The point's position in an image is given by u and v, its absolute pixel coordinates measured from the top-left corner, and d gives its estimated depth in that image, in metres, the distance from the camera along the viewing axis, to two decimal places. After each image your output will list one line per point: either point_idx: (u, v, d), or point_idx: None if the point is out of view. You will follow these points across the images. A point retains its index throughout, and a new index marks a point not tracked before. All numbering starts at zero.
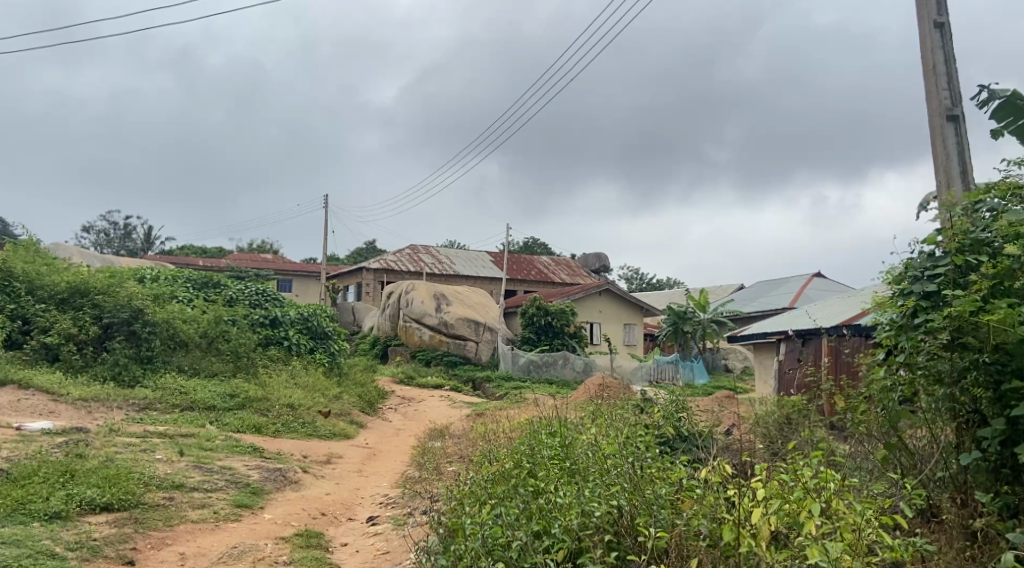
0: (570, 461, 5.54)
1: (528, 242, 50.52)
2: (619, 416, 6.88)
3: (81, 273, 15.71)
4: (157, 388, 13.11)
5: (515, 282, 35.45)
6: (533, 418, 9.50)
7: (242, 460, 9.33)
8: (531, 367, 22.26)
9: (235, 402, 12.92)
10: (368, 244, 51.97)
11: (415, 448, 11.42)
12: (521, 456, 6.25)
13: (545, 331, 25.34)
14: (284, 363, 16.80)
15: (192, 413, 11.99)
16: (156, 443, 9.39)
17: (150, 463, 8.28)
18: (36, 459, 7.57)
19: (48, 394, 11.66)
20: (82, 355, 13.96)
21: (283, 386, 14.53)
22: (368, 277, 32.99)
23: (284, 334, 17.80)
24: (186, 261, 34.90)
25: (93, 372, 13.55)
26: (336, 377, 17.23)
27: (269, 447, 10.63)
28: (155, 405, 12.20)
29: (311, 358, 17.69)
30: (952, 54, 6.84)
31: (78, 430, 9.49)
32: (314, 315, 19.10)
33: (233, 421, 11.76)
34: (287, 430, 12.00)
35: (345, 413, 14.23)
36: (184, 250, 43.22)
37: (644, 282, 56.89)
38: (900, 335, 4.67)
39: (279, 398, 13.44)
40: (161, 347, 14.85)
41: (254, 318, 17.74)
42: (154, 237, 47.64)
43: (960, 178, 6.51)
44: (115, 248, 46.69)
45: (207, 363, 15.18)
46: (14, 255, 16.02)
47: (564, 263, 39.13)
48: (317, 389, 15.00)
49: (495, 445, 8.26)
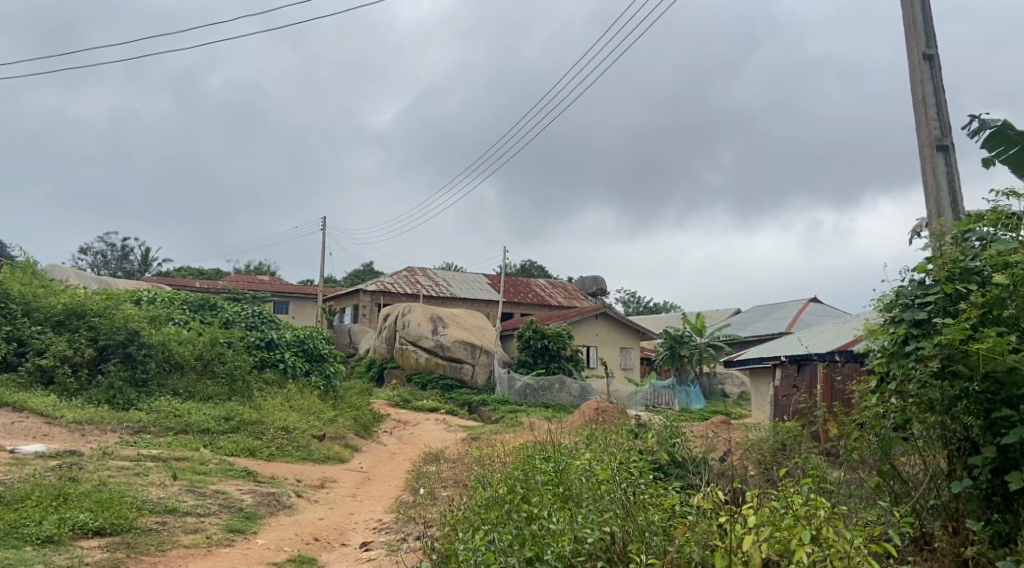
0: (564, 486, 5.53)
1: (525, 265, 50.66)
2: (614, 441, 6.88)
3: (78, 295, 15.72)
4: (152, 411, 13.07)
5: (512, 305, 35.47)
6: (528, 443, 9.49)
7: (235, 484, 9.29)
8: (528, 391, 22.20)
9: (229, 425, 12.88)
10: (366, 266, 52.09)
11: (411, 472, 11.37)
12: (515, 482, 6.25)
13: (542, 355, 25.32)
14: (280, 386, 16.76)
15: (186, 437, 11.95)
16: (150, 467, 9.36)
17: (143, 488, 8.24)
18: (29, 482, 7.54)
19: (43, 417, 11.62)
20: (77, 378, 13.92)
21: (278, 409, 14.48)
22: (365, 299, 33.01)
23: (280, 356, 17.77)
24: (183, 283, 34.92)
25: (88, 395, 13.52)
26: (332, 400, 17.19)
27: (263, 470, 10.59)
28: (150, 428, 12.16)
29: (307, 381, 17.65)
30: (941, 86, 6.96)
31: (72, 453, 9.46)
32: (311, 337, 19.08)
33: (227, 445, 11.72)
34: (281, 453, 11.96)
35: (341, 437, 14.19)
36: (181, 272, 43.27)
37: (642, 305, 56.93)
38: (892, 362, 4.70)
39: (274, 421, 13.40)
40: (156, 369, 14.83)
41: (250, 341, 17.73)
42: (152, 259, 47.68)
43: (951, 207, 6.59)
44: (113, 269, 46.75)
45: (202, 386, 15.13)
46: (11, 277, 16.04)
47: (562, 286, 39.17)
48: (312, 412, 14.95)
49: (491, 470, 8.24)
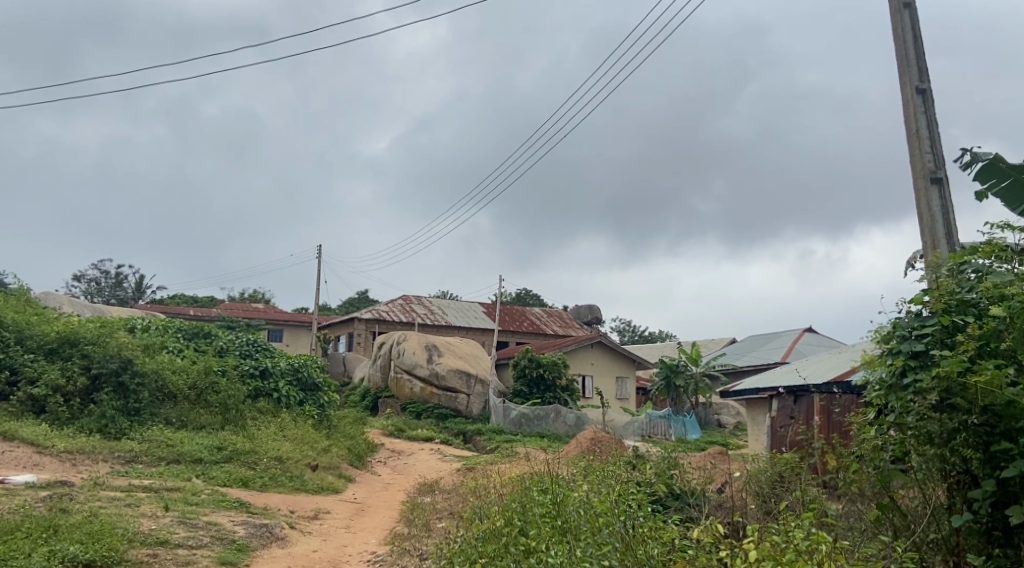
0: (561, 519, 5.47)
1: (521, 294, 50.73)
2: (611, 472, 6.86)
3: (72, 323, 15.65)
4: (144, 441, 12.95)
5: (508, 334, 35.40)
6: (524, 473, 9.43)
7: (227, 516, 9.18)
8: (523, 420, 22.08)
9: (222, 454, 12.76)
10: (361, 294, 52.09)
11: (405, 504, 11.25)
12: (511, 514, 6.20)
13: (537, 384, 25.22)
14: (273, 415, 16.63)
15: (178, 467, 11.84)
16: (141, 498, 9.25)
17: (134, 519, 8.13)
18: (19, 513, 7.44)
19: (34, 446, 11.50)
20: (69, 407, 13.81)
21: (271, 438, 14.37)
22: (359, 327, 32.94)
23: (274, 385, 17.67)
24: (177, 311, 34.79)
25: (79, 424, 13.41)
26: (326, 429, 17.06)
27: (256, 501, 10.48)
28: (142, 458, 12.04)
29: (300, 410, 17.53)
30: (934, 120, 7.04)
31: (62, 484, 9.35)
32: (305, 366, 18.98)
33: (220, 475, 11.60)
34: (274, 484, 11.84)
35: (335, 466, 14.05)
36: (175, 300, 43.19)
37: (637, 335, 56.94)
38: (890, 395, 4.69)
39: (267, 451, 13.28)
40: (149, 398, 14.73)
41: (244, 370, 17.63)
42: (146, 287, 47.59)
43: (945, 239, 6.65)
44: (106, 297, 46.57)
45: (195, 415, 15.01)
46: (5, 304, 15.96)
47: (558, 315, 39.17)
48: (306, 442, 14.83)
49: (486, 502, 8.16)
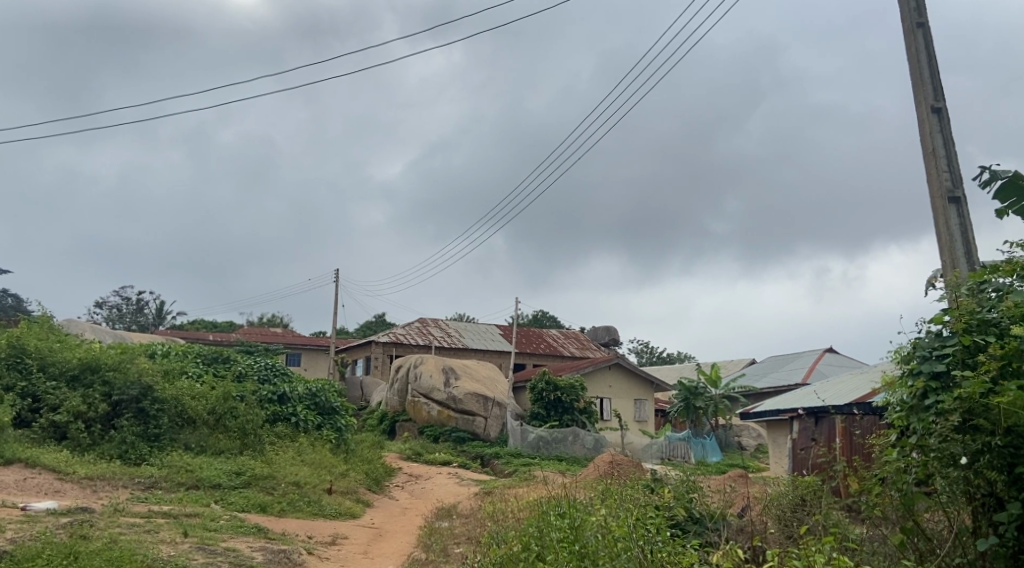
0: (579, 544, 5.41)
1: (537, 316, 50.75)
2: (629, 496, 6.80)
3: (93, 349, 15.80)
4: (163, 466, 13.01)
5: (525, 356, 35.33)
6: (543, 497, 9.37)
7: (246, 541, 9.18)
8: (541, 443, 21.96)
9: (240, 480, 12.79)
10: (379, 317, 52.37)
11: (423, 528, 11.21)
12: (529, 539, 6.15)
13: (555, 406, 25.10)
14: (291, 440, 16.67)
15: (196, 492, 11.87)
16: (161, 524, 9.28)
17: (153, 545, 8.15)
18: (40, 540, 7.49)
19: (54, 473, 11.58)
20: (90, 433, 13.94)
21: (289, 463, 14.40)
22: (376, 350, 33.00)
23: (292, 410, 17.72)
24: (197, 336, 35.09)
25: (100, 450, 13.53)
26: (343, 453, 17.07)
27: (274, 527, 10.46)
28: (161, 484, 12.09)
29: (318, 434, 17.56)
30: (950, 139, 7.01)
31: (83, 510, 9.40)
32: (323, 390, 19.04)
33: (239, 501, 11.62)
34: (292, 509, 11.82)
35: (352, 491, 14.02)
36: (193, 325, 43.57)
37: (655, 356, 56.73)
38: (912, 416, 4.62)
39: (285, 476, 13.29)
40: (168, 424, 14.82)
41: (262, 395, 17.70)
42: (166, 313, 48.12)
43: (965, 258, 6.60)
44: (127, 323, 47.06)
45: (214, 441, 15.10)
46: (28, 332, 16.16)
47: (575, 337, 39.04)
48: (324, 466, 14.83)
49: (504, 526, 8.10)
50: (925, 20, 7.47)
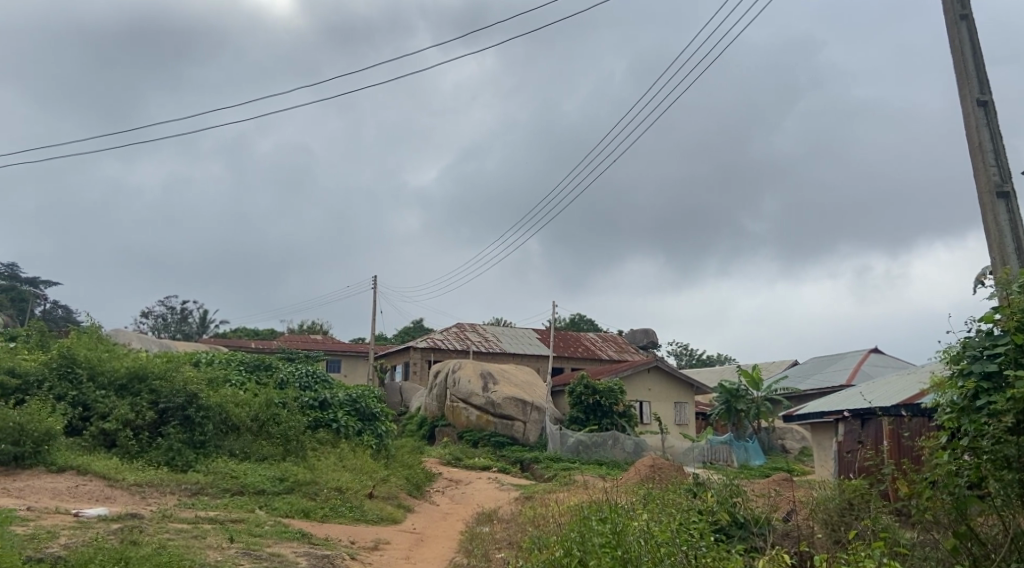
0: (621, 548, 5.38)
1: (574, 319, 50.67)
2: (671, 500, 6.75)
3: (140, 358, 16.16)
4: (209, 473, 13.26)
5: (563, 360, 35.26)
6: (583, 501, 9.36)
7: (290, 546, 9.30)
8: (580, 448, 21.87)
9: (284, 485, 12.97)
10: (416, 323, 52.80)
11: (464, 533, 11.24)
12: (570, 544, 6.13)
13: (594, 410, 24.99)
14: (332, 446, 16.84)
15: (241, 498, 12.07)
16: (207, 529, 9.45)
17: (200, 550, 8.29)
18: (92, 546, 7.68)
19: (105, 480, 11.86)
20: (138, 440, 14.26)
21: (331, 469, 14.55)
22: (415, 355, 33.19)
23: (333, 416, 17.90)
24: (240, 344, 35.74)
25: (148, 457, 13.84)
26: (383, 459, 17.20)
27: (317, 532, 10.58)
28: (207, 490, 12.31)
29: (359, 440, 17.74)
30: (998, 133, 6.82)
31: (133, 516, 9.61)
32: (363, 397, 19.20)
33: (283, 506, 11.78)
34: (334, 514, 11.94)
35: (393, 496, 14.12)
36: (236, 333, 44.38)
37: (694, 358, 56.22)
38: (963, 417, 4.50)
39: (327, 481, 13.44)
40: (213, 431, 15.08)
41: (304, 401, 17.92)
42: (210, 321, 49.10)
43: (1016, 255, 6.40)
44: (172, 332, 48.14)
45: (257, 447, 15.34)
46: (78, 342, 16.61)
47: (613, 340, 38.83)
48: (364, 472, 14.95)
49: (545, 531, 8.06)
50: (969, 12, 7.27)
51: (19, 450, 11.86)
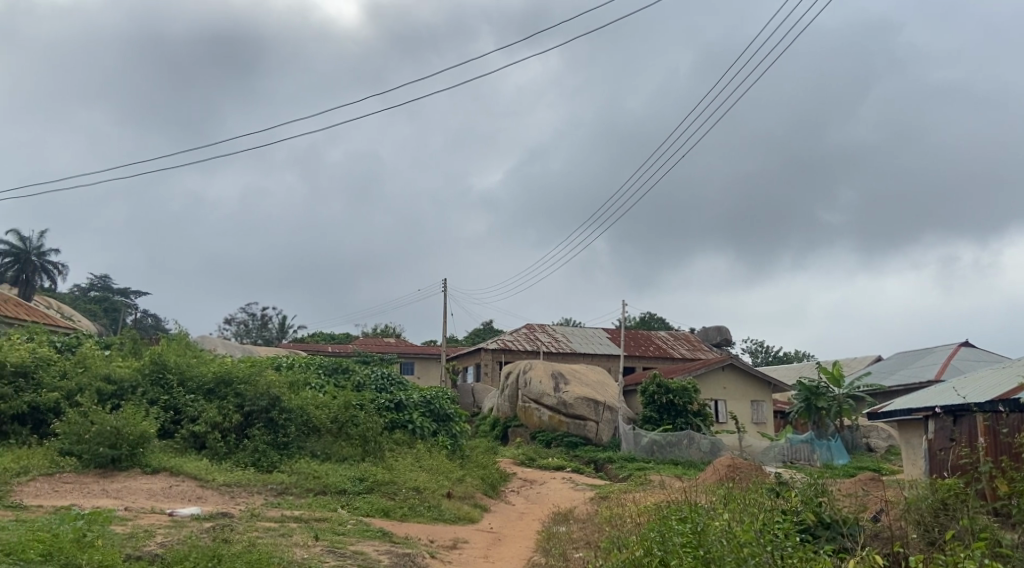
0: (703, 549, 5.30)
1: (645, 318, 50.16)
2: (753, 500, 6.61)
3: (225, 363, 16.80)
4: (293, 473, 13.70)
5: (635, 360, 34.92)
6: (660, 502, 9.27)
7: (372, 545, 9.52)
8: (655, 447, 21.62)
9: (363, 485, 13.27)
10: (487, 324, 53.20)
11: (541, 533, 11.27)
12: (649, 545, 6.08)
13: (668, 410, 24.67)
14: (409, 447, 17.13)
15: (324, 498, 12.41)
16: (294, 528, 9.77)
17: (288, 548, 8.58)
18: (187, 544, 8.03)
19: (196, 480, 12.39)
20: (226, 442, 14.84)
21: (409, 469, 14.81)
22: (486, 356, 33.41)
23: (408, 418, 18.20)
24: (317, 348, 36.71)
25: (236, 458, 14.39)
26: (458, 459, 17.39)
27: (397, 531, 10.79)
28: (291, 490, 12.71)
29: (434, 441, 17.99)
30: None
31: (223, 515, 10.02)
32: (437, 398, 19.44)
33: (363, 506, 12.06)
34: (413, 513, 12.16)
35: (469, 496, 14.27)
36: (313, 338, 45.61)
37: (771, 355, 54.91)
38: None
39: (405, 481, 13.68)
40: (295, 433, 15.54)
41: (380, 403, 18.28)
42: (288, 327, 50.62)
43: None
44: (254, 338, 49.85)
45: (337, 448, 15.74)
46: (169, 349, 17.38)
47: (685, 338, 38.23)
48: (441, 472, 15.15)
49: (623, 531, 8.01)
50: None
51: (116, 452, 12.49)
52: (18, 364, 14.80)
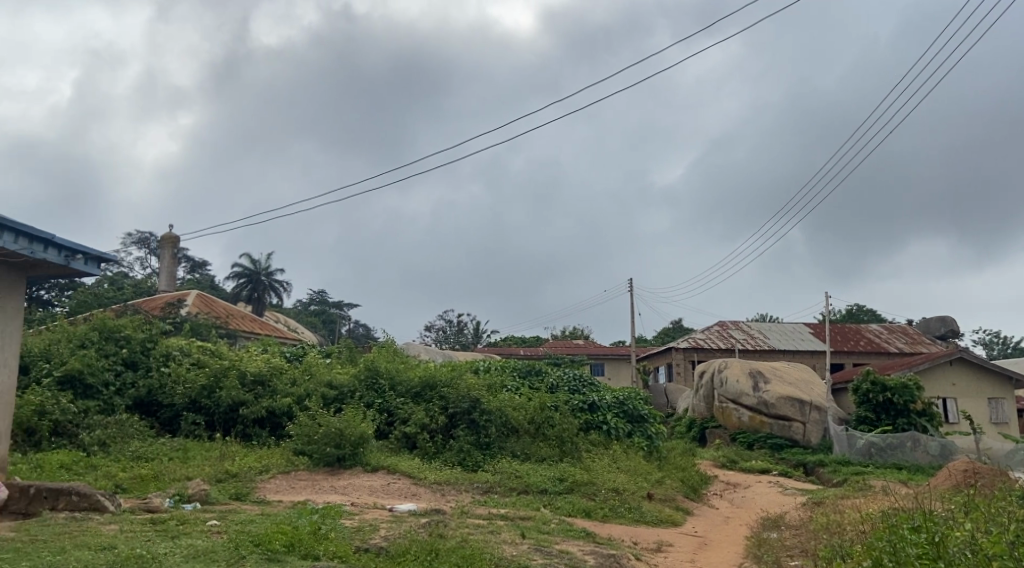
0: (943, 561, 4.81)
1: (852, 310, 46.71)
2: (1000, 509, 5.90)
3: (429, 368, 17.75)
4: (496, 472, 14.18)
5: (843, 355, 32.62)
6: (883, 509, 8.55)
7: (577, 545, 9.61)
8: (873, 450, 19.99)
9: (564, 485, 13.46)
10: (677, 323, 52.11)
11: (751, 538, 10.80)
12: (878, 555, 5.62)
13: (886, 409, 22.76)
14: (605, 447, 17.14)
15: (527, 497, 12.73)
16: (501, 525, 10.10)
17: (498, 545, 8.88)
18: (406, 538, 8.55)
19: (410, 478, 13.19)
20: (434, 442, 15.68)
21: (608, 470, 14.81)
22: (678, 356, 32.71)
23: (603, 418, 18.25)
24: (511, 351, 37.83)
25: (443, 457, 15.15)
26: (656, 461, 17.14)
27: (601, 532, 10.83)
28: (496, 488, 13.17)
29: (630, 442, 17.87)
30: None
31: (437, 511, 10.58)
32: (631, 399, 19.29)
33: (565, 506, 12.22)
34: (615, 514, 12.15)
35: (671, 498, 14.00)
36: (505, 342, 47.08)
37: (1005, 348, 48.98)
38: None
39: (604, 482, 13.70)
40: (496, 433, 16.08)
41: (574, 404, 18.49)
42: (482, 332, 52.62)
43: None
44: (451, 344, 52.35)
45: (536, 448, 16.08)
46: (379, 355, 18.68)
47: (900, 331, 35.11)
48: (639, 473, 15.01)
49: (844, 539, 7.46)
50: None
51: (341, 452, 13.58)
52: (256, 373, 16.56)
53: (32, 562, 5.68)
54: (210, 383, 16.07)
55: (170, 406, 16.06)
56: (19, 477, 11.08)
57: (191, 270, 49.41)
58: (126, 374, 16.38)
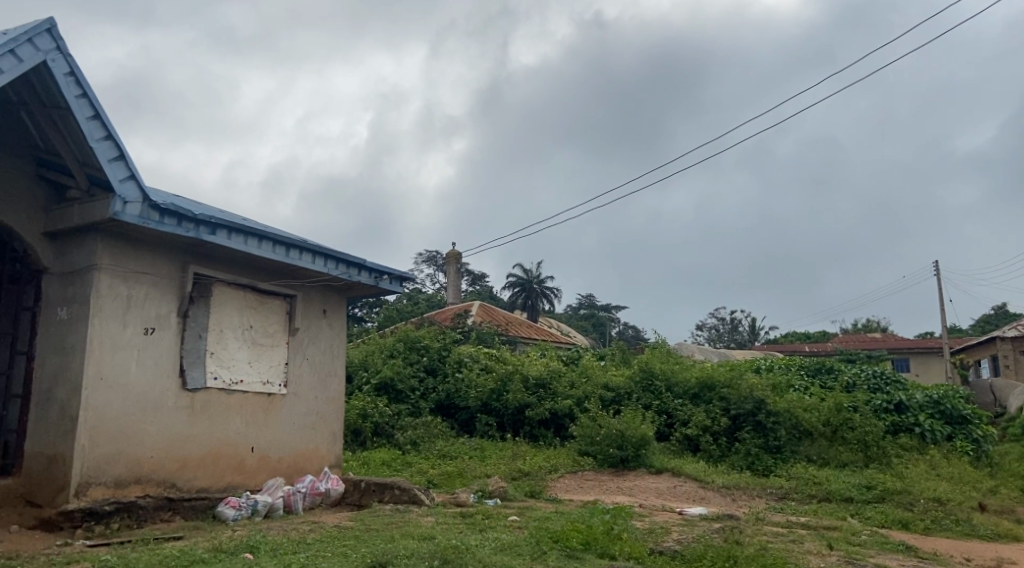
0: None
1: None
2: None
3: (707, 368, 17.30)
4: (792, 478, 13.37)
5: None
6: None
7: (896, 559, 8.67)
8: None
9: (872, 493, 12.28)
10: (997, 310, 45.39)
11: None
12: None
13: None
14: (919, 452, 15.38)
15: (830, 505, 11.82)
16: (804, 534, 9.47)
17: (802, 555, 8.32)
18: (702, 543, 8.34)
19: (698, 481, 12.94)
20: (719, 445, 15.24)
21: (924, 478, 13.25)
22: (1004, 347, 28.49)
23: (914, 420, 16.45)
24: (796, 348, 35.68)
25: (731, 461, 14.66)
26: (986, 468, 14.99)
27: (922, 546, 9.69)
28: (793, 495, 12.42)
29: (950, 447, 15.85)
30: None
31: (730, 517, 10.22)
32: (946, 397, 17.09)
33: (875, 515, 11.14)
34: (939, 528, 10.80)
35: (1008, 511, 12.11)
36: (788, 338, 44.46)
37: None
38: None
39: (921, 491, 12.29)
40: (787, 437, 15.19)
41: (877, 404, 16.95)
42: (760, 329, 50.26)
43: None
44: (727, 342, 50.76)
45: (835, 453, 14.90)
46: (656, 356, 18.62)
47: None
48: (966, 482, 13.23)
49: None
50: None
51: (625, 453, 13.69)
52: (538, 377, 17.33)
53: (369, 547, 6.45)
54: (499, 386, 17.16)
55: (466, 408, 17.37)
56: (350, 472, 12.73)
57: (473, 281, 53.32)
58: (426, 380, 18.09)
